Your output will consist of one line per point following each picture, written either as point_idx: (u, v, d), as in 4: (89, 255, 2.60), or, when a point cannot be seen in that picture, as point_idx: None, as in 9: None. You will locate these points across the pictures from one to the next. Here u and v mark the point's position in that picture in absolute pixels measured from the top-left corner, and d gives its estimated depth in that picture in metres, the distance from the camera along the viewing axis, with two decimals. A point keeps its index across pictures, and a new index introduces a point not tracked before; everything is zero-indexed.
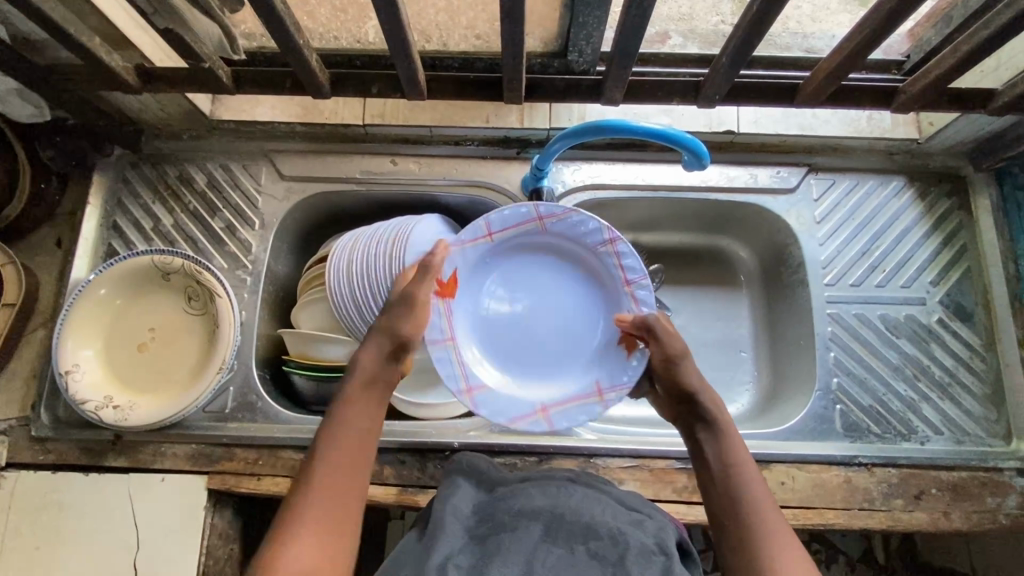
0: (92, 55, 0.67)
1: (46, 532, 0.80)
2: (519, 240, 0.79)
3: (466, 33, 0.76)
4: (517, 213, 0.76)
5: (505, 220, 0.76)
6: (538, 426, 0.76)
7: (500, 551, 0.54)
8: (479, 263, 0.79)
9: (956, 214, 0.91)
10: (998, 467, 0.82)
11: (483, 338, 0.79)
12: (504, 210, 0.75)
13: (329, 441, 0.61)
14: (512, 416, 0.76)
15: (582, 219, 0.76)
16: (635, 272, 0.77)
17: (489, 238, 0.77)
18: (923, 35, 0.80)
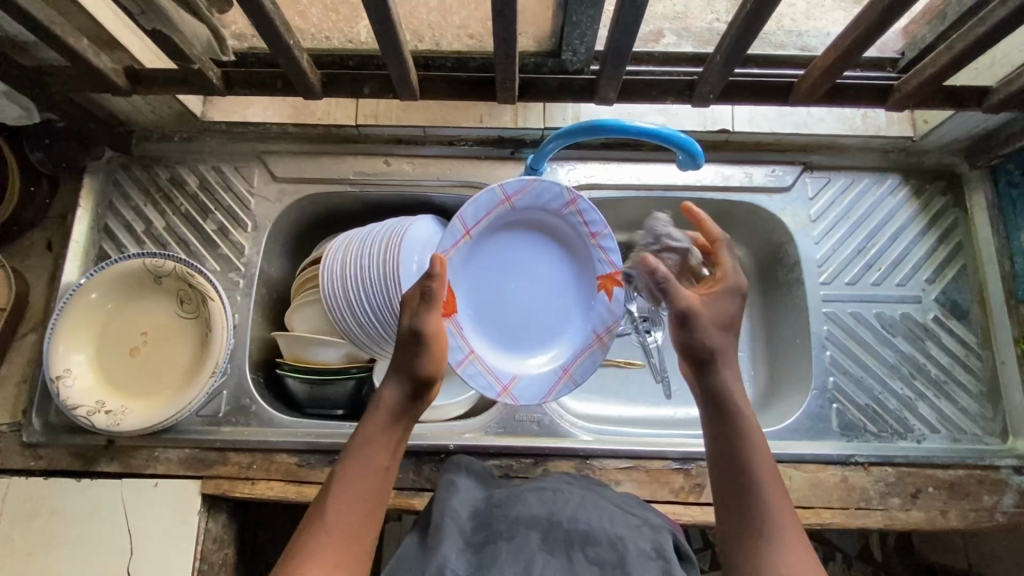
0: (79, 56, 0.66)
1: (38, 538, 0.79)
2: (492, 224, 0.78)
3: (459, 32, 0.76)
4: (486, 199, 0.74)
5: (478, 210, 0.75)
6: (566, 389, 0.79)
7: (497, 564, 0.53)
8: (465, 259, 0.77)
9: (951, 212, 0.91)
10: (995, 465, 0.81)
11: (488, 330, 0.79)
12: (474, 202, 0.74)
13: (343, 479, 0.58)
14: (544, 391, 0.79)
15: (544, 185, 0.76)
16: (599, 225, 0.78)
17: (467, 235, 0.76)
18: (918, 33, 0.80)
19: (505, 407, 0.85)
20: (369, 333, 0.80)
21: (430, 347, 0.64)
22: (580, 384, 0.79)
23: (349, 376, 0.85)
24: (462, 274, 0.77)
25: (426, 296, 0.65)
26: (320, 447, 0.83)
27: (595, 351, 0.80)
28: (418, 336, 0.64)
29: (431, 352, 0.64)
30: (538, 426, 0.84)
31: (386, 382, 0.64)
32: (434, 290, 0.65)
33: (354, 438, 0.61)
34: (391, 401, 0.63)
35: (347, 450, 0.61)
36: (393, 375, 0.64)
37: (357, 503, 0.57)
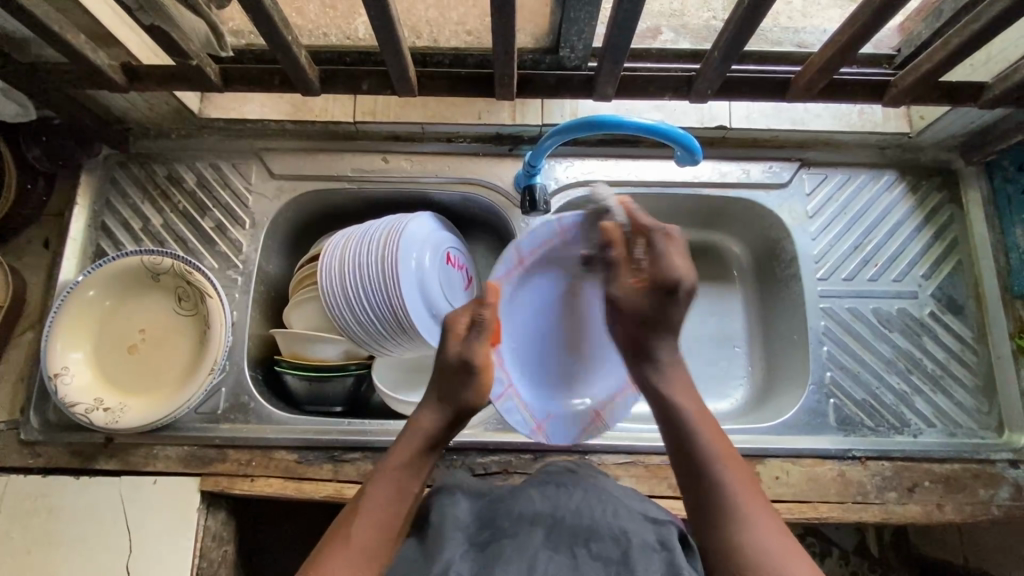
0: (78, 54, 0.66)
1: (37, 536, 0.79)
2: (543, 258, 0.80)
3: (457, 29, 0.77)
4: (542, 231, 0.78)
5: (533, 240, 0.78)
6: (597, 431, 0.81)
7: (501, 560, 0.53)
8: (513, 290, 0.80)
9: (946, 207, 0.91)
10: (990, 458, 0.82)
11: (528, 363, 0.82)
12: (529, 233, 0.77)
13: (369, 499, 0.61)
14: (575, 429, 0.81)
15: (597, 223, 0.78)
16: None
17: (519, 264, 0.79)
18: (914, 29, 0.80)
19: None
20: (368, 329, 0.80)
21: (476, 378, 0.68)
22: (611, 427, 0.81)
23: (347, 373, 0.87)
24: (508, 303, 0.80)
25: (477, 326, 0.68)
26: (319, 444, 0.83)
27: (627, 396, 0.81)
28: (466, 364, 0.67)
29: (477, 382, 0.68)
30: None
31: (423, 409, 0.68)
32: (484, 320, 0.69)
33: (384, 461, 0.65)
34: (426, 426, 0.67)
35: (377, 474, 0.64)
36: (430, 402, 0.68)
37: (382, 523, 0.60)
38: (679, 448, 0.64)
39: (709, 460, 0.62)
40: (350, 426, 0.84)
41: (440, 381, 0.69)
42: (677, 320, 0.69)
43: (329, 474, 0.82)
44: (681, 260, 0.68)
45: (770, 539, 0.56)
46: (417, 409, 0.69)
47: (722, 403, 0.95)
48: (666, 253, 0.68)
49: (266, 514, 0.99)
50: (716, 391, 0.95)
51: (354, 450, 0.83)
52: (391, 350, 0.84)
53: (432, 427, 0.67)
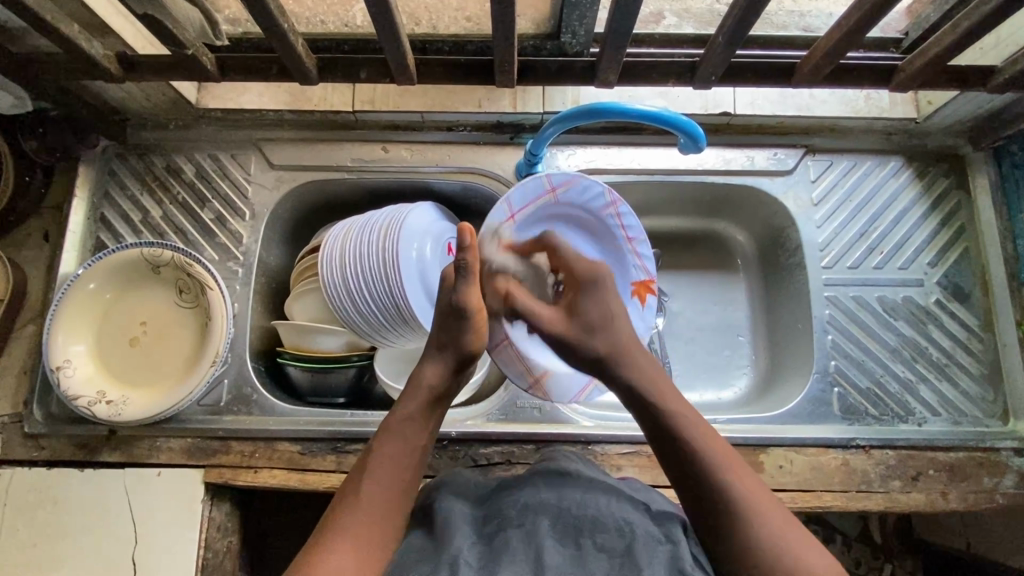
0: (71, 44, 0.65)
1: (42, 528, 0.79)
2: (534, 216, 0.79)
3: (456, 15, 0.76)
4: (532, 186, 0.76)
5: (524, 195, 0.76)
6: (595, 390, 0.84)
7: (508, 552, 0.53)
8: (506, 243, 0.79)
9: (954, 194, 0.90)
10: (995, 447, 0.82)
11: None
12: (521, 188, 0.75)
13: (377, 458, 0.60)
14: (574, 391, 0.82)
15: (591, 185, 0.78)
16: (635, 231, 0.81)
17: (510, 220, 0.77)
18: (923, 12, 0.78)
19: (506, 395, 0.85)
20: (370, 320, 0.80)
21: (471, 322, 0.64)
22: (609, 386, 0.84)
23: (349, 365, 0.86)
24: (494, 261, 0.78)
25: (461, 270, 0.63)
26: (321, 435, 0.83)
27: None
28: (457, 309, 0.64)
29: (472, 326, 0.64)
30: (539, 413, 0.84)
31: (425, 362, 0.66)
32: (468, 264, 0.63)
33: (390, 417, 0.63)
34: (432, 380, 0.65)
35: (384, 431, 0.62)
36: (433, 354, 0.66)
37: (392, 482, 0.59)
38: (667, 445, 0.59)
39: (704, 456, 0.57)
40: (353, 417, 0.84)
41: (439, 328, 0.66)
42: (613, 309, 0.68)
43: (333, 465, 0.82)
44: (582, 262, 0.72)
45: (785, 534, 0.53)
46: (420, 362, 0.66)
47: (725, 392, 0.95)
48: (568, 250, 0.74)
49: (270, 504, 0.99)
50: (719, 380, 0.95)
51: (357, 441, 0.83)
52: (393, 340, 0.83)
53: (436, 381, 0.65)
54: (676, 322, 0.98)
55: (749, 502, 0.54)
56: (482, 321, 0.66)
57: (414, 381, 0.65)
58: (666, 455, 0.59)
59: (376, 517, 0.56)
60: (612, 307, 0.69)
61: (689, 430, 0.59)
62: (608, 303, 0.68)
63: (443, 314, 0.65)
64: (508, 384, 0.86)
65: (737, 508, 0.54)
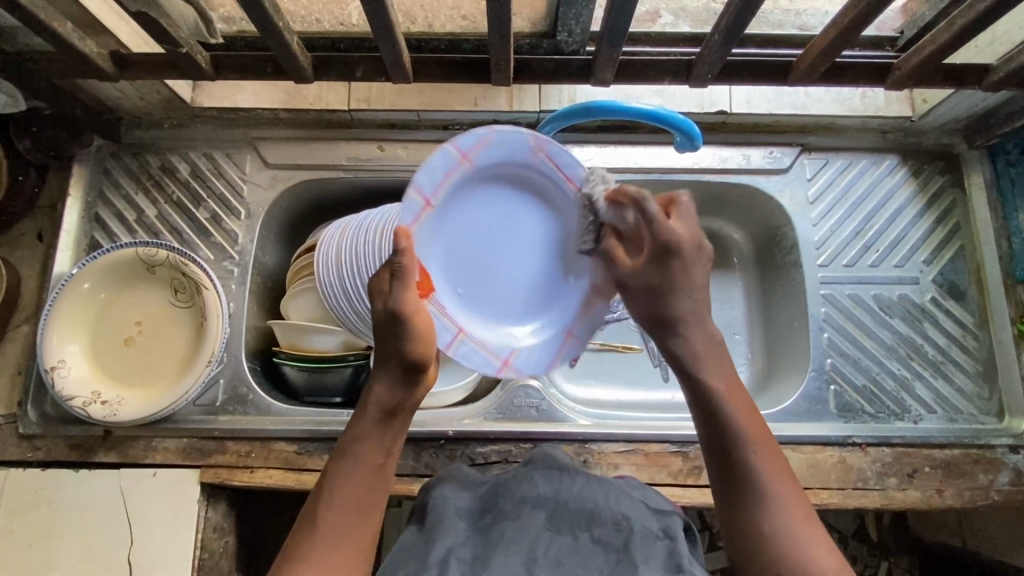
0: (64, 42, 0.64)
1: (37, 529, 0.79)
2: (449, 196, 0.60)
3: (451, 13, 0.76)
4: (439, 161, 0.57)
5: (433, 174, 0.57)
6: (573, 353, 0.69)
7: (503, 544, 0.53)
8: (423, 235, 0.60)
9: (949, 192, 0.90)
10: (991, 444, 0.82)
11: (477, 304, 0.66)
12: (427, 167, 0.56)
13: (333, 481, 0.56)
14: (548, 362, 0.68)
15: (507, 133, 0.59)
16: (574, 168, 0.63)
17: (428, 207, 0.58)
18: (918, 10, 0.78)
19: (502, 394, 0.85)
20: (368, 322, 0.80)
21: (410, 328, 0.56)
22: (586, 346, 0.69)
23: (345, 364, 0.85)
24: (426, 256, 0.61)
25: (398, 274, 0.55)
26: (318, 435, 0.83)
27: (596, 307, 0.68)
28: (395, 316, 0.55)
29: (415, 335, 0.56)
30: (537, 411, 0.84)
31: (377, 374, 0.59)
32: (404, 266, 0.55)
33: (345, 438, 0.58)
34: (382, 396, 0.58)
35: (339, 450, 0.58)
36: (384, 366, 0.59)
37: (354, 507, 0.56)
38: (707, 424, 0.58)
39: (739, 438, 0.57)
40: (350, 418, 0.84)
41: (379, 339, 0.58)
42: (691, 282, 0.60)
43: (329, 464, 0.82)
44: (685, 224, 0.60)
45: (806, 534, 0.53)
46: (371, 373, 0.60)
47: None
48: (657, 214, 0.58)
49: (267, 504, 0.99)
50: None
51: None
52: None
53: (388, 395, 0.58)
54: None
55: (777, 493, 0.54)
56: (428, 327, 0.57)
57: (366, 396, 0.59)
58: (704, 434, 0.58)
59: (342, 541, 0.54)
60: (692, 283, 0.60)
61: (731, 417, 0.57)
62: (688, 278, 0.59)
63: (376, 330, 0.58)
64: (505, 382, 0.86)
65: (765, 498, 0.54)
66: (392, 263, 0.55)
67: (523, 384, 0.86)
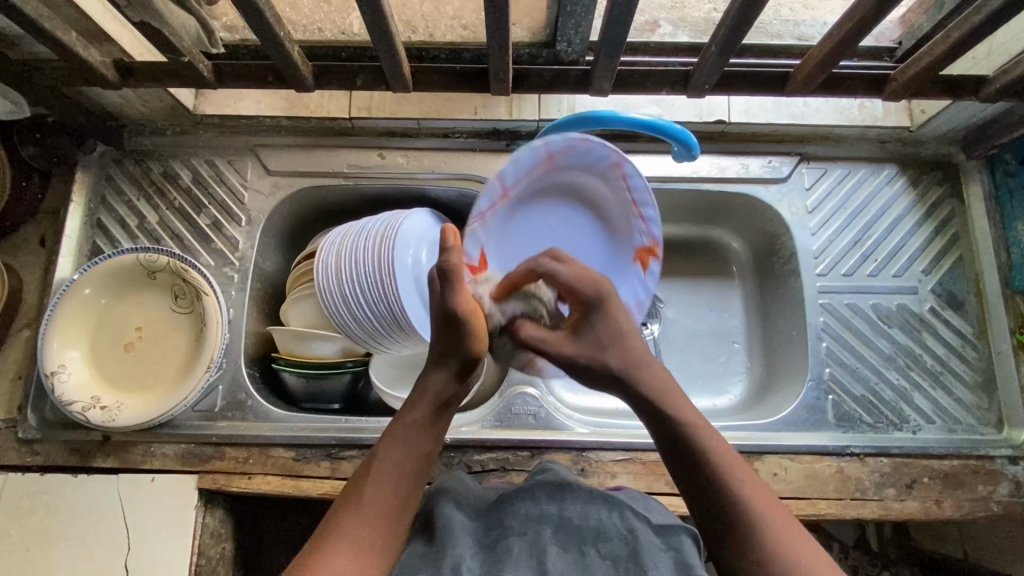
0: (68, 50, 0.65)
1: (36, 533, 0.79)
2: (528, 189, 0.70)
3: (452, 23, 0.76)
4: (526, 157, 0.65)
5: (517, 169, 0.66)
6: None
7: (509, 563, 0.52)
8: (498, 228, 0.71)
9: (947, 202, 0.90)
10: (989, 455, 0.82)
11: None
12: (513, 161, 0.65)
13: (380, 463, 0.57)
14: None
15: (594, 147, 0.66)
16: (643, 193, 0.70)
17: (505, 197, 0.68)
18: (915, 21, 0.79)
19: (501, 401, 0.85)
20: (366, 328, 0.81)
21: (469, 325, 0.58)
22: None
23: (343, 371, 0.86)
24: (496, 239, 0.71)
25: (449, 273, 0.57)
26: (316, 441, 0.83)
27: None
28: (449, 316, 0.57)
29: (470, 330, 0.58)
30: (534, 419, 0.84)
31: (432, 365, 0.61)
32: (453, 265, 0.57)
33: (395, 423, 0.60)
34: (437, 385, 0.60)
35: (388, 433, 0.59)
36: (434, 358, 0.61)
37: (393, 492, 0.56)
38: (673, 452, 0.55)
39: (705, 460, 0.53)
40: (347, 423, 0.84)
41: (432, 334, 0.60)
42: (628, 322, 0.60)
43: (326, 471, 0.82)
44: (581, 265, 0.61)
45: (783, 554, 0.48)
46: (424, 367, 0.62)
47: (721, 399, 0.94)
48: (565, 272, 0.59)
49: (266, 508, 0.99)
50: (714, 386, 0.95)
51: (351, 447, 0.83)
52: (390, 347, 0.84)
53: (443, 384, 0.60)
54: (672, 329, 0.98)
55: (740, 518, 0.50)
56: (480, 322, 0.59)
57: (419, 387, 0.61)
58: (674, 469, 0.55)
59: (379, 524, 0.54)
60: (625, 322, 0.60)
61: (699, 441, 0.54)
62: (616, 317, 0.59)
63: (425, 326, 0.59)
64: (503, 390, 0.86)
65: (754, 526, 0.49)
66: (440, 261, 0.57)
67: (520, 391, 0.85)
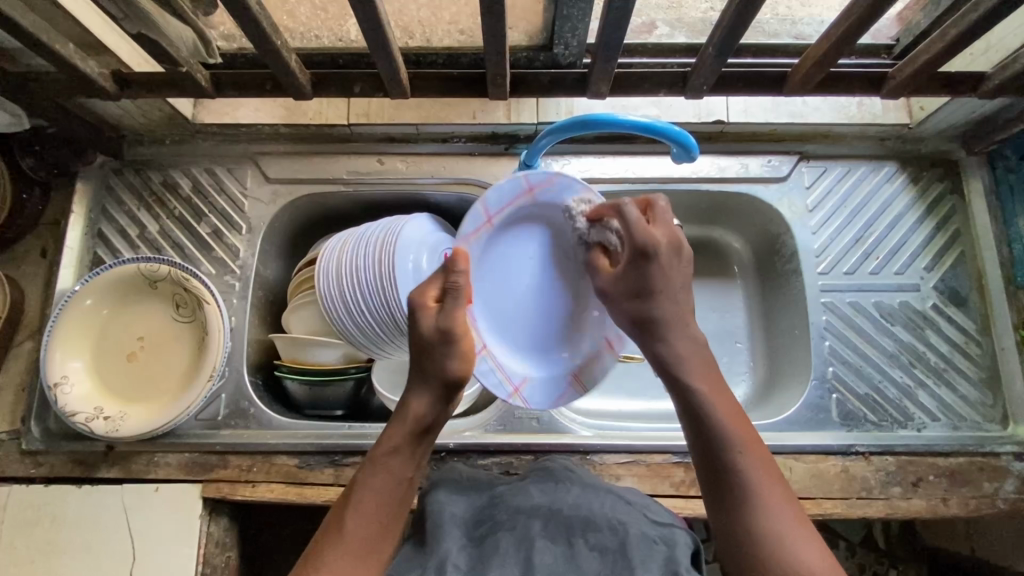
0: (66, 62, 0.65)
1: (40, 545, 0.79)
2: (511, 221, 0.71)
3: (449, 28, 0.76)
4: (508, 186, 0.68)
5: (502, 197, 0.69)
6: (575, 395, 0.75)
7: (496, 557, 0.53)
8: (483, 254, 0.71)
9: (949, 199, 0.90)
10: (995, 452, 0.81)
11: (500, 334, 0.73)
12: (495, 189, 0.68)
13: (363, 489, 0.57)
14: (553, 395, 0.74)
15: (568, 180, 0.70)
16: None
17: (490, 223, 0.69)
18: (912, 18, 0.79)
19: (503, 405, 0.85)
20: (367, 334, 0.80)
21: (460, 347, 0.60)
22: (589, 388, 0.75)
23: (346, 377, 0.86)
24: (479, 264, 0.71)
25: (450, 291, 0.60)
26: (319, 448, 0.83)
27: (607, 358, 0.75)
28: (445, 333, 0.60)
29: (460, 351, 0.60)
30: (538, 423, 0.84)
31: (414, 387, 0.61)
32: (457, 285, 0.61)
33: (376, 447, 0.60)
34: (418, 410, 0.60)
35: (370, 458, 0.59)
36: (416, 382, 0.61)
37: (376, 513, 0.57)
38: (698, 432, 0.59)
39: (730, 446, 0.57)
40: (350, 429, 0.84)
41: (419, 357, 0.61)
42: (670, 280, 0.63)
43: (330, 478, 0.82)
44: (661, 227, 0.64)
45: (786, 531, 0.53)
46: (408, 390, 0.62)
47: None
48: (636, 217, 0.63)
49: (271, 516, 0.99)
50: None
51: (354, 454, 0.83)
52: (393, 353, 0.83)
53: (424, 410, 0.60)
54: None
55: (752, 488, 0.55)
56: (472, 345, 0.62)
57: (402, 410, 0.61)
58: (693, 439, 0.59)
59: (362, 553, 0.54)
60: (671, 283, 0.63)
61: (715, 415, 0.59)
62: (659, 273, 0.63)
63: (415, 346, 0.61)
64: None
65: (749, 495, 0.55)
66: (446, 281, 0.61)
67: None
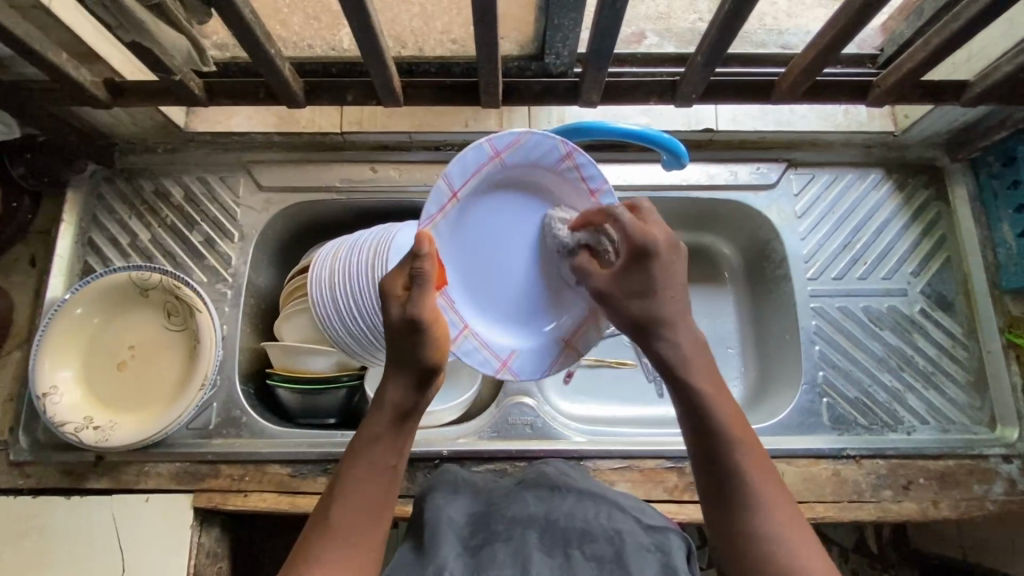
0: (59, 71, 0.65)
1: (28, 557, 0.78)
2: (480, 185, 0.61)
3: (442, 38, 0.76)
4: (472, 156, 0.57)
5: (465, 169, 0.58)
6: (567, 363, 0.67)
7: (493, 566, 0.53)
8: (451, 229, 0.61)
9: (934, 205, 0.92)
10: (984, 454, 0.82)
11: (479, 305, 0.64)
12: (457, 161, 0.57)
13: (347, 483, 0.56)
14: (543, 368, 0.67)
15: (540, 137, 0.58)
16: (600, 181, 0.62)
17: (454, 198, 0.59)
18: (896, 28, 0.81)
19: (498, 412, 0.85)
20: (359, 342, 0.80)
21: (429, 336, 0.55)
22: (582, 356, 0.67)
23: (339, 385, 0.86)
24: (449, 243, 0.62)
25: (416, 280, 0.54)
26: (312, 456, 0.82)
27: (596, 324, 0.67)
28: (413, 324, 0.54)
29: (431, 340, 0.55)
30: (531, 429, 0.84)
31: (388, 378, 0.58)
32: (423, 271, 0.54)
33: (358, 437, 0.58)
34: (395, 399, 0.57)
35: (351, 451, 0.57)
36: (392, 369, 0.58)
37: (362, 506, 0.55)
38: (695, 431, 0.57)
39: (728, 449, 0.55)
40: (344, 437, 0.84)
41: (390, 346, 0.57)
42: (667, 279, 0.58)
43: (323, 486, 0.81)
44: (657, 227, 0.59)
45: (789, 541, 0.52)
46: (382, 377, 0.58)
47: None
48: (630, 220, 0.57)
49: (263, 527, 0.98)
50: None
51: None
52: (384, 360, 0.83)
53: (401, 398, 0.57)
54: None
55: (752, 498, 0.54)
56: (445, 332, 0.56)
57: (379, 398, 0.58)
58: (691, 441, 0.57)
59: (352, 547, 0.53)
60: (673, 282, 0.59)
61: (716, 418, 0.56)
62: (660, 276, 0.58)
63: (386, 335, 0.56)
64: (500, 400, 0.86)
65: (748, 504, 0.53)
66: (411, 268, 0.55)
67: (518, 401, 0.85)
